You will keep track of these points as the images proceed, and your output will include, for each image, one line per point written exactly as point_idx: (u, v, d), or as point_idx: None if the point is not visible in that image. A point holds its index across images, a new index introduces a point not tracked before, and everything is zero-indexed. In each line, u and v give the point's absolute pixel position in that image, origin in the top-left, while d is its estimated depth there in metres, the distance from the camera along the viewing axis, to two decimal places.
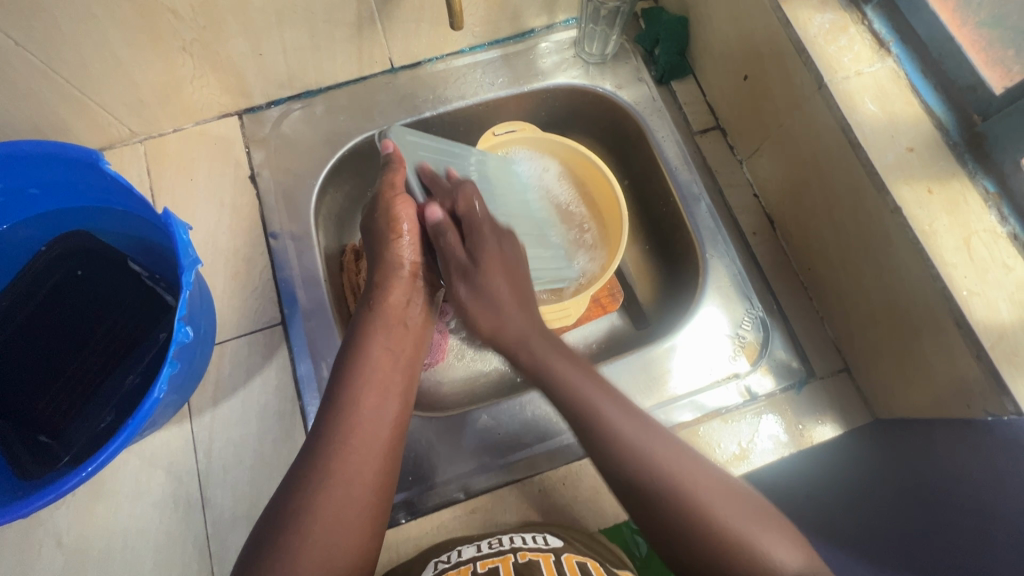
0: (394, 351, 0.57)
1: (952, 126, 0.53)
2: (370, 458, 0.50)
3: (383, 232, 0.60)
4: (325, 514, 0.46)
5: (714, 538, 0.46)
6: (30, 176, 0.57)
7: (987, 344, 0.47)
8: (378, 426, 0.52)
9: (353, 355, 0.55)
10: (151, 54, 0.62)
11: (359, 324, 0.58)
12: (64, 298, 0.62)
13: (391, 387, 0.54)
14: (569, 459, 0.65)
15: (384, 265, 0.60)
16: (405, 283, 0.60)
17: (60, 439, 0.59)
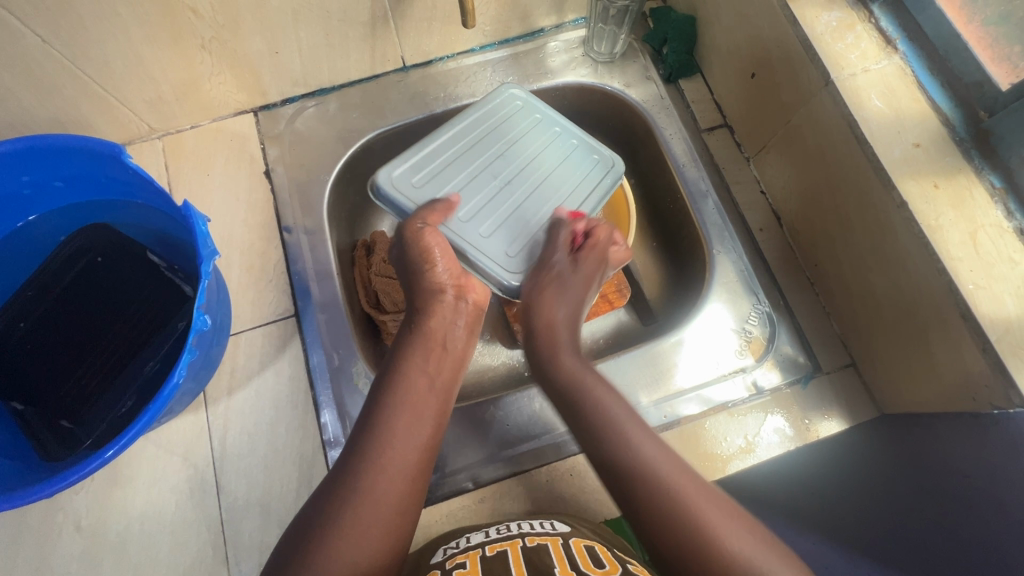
0: (432, 377, 0.56)
1: (958, 122, 0.54)
2: (398, 481, 0.49)
3: (416, 260, 0.59)
4: (349, 536, 0.45)
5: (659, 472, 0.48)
6: (54, 168, 0.59)
7: (992, 337, 0.48)
8: (411, 449, 0.51)
9: (391, 375, 0.55)
10: (171, 51, 0.64)
11: (399, 346, 0.59)
12: (85, 288, 0.64)
13: (427, 411, 0.54)
14: None
15: (425, 290, 0.60)
16: (445, 305, 0.60)
17: (81, 424, 0.60)
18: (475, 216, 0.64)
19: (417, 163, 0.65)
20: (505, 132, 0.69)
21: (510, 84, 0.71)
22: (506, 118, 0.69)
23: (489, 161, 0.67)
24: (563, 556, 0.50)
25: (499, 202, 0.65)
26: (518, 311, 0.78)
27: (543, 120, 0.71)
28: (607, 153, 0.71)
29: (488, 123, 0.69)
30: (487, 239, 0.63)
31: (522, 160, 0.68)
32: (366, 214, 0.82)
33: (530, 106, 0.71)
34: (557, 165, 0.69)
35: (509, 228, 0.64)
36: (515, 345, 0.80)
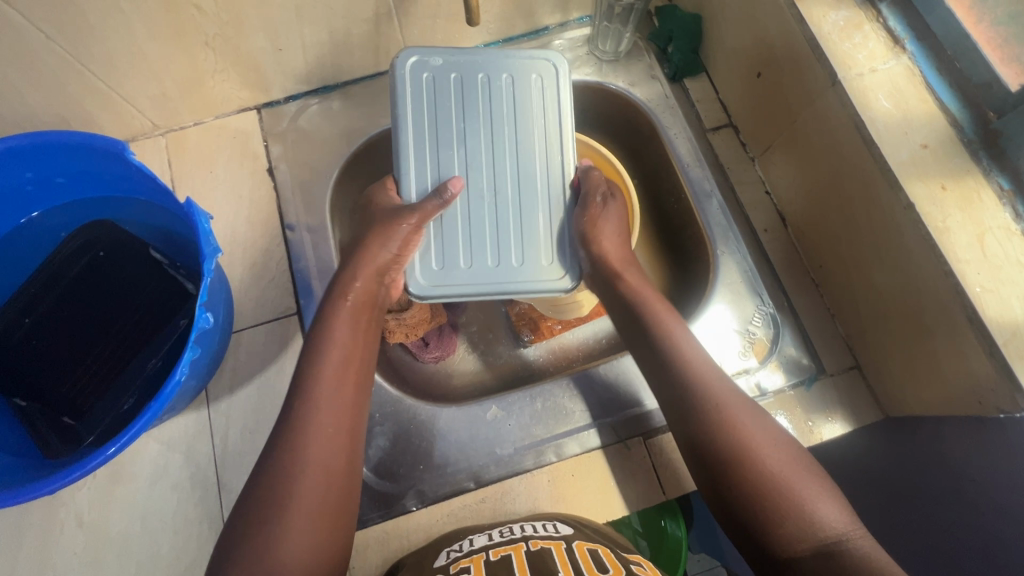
0: (357, 343, 0.56)
1: (967, 123, 0.53)
2: (330, 451, 0.49)
3: (379, 243, 0.57)
4: (296, 509, 0.46)
5: (765, 464, 0.50)
6: (57, 164, 0.59)
7: (999, 341, 0.47)
8: (337, 420, 0.51)
9: (315, 344, 0.54)
10: (174, 48, 0.64)
11: (323, 314, 0.56)
12: (87, 284, 0.64)
13: (350, 374, 0.54)
14: (612, 441, 0.66)
15: (359, 263, 0.58)
16: (371, 281, 0.58)
17: (83, 421, 0.61)
18: (500, 250, 0.60)
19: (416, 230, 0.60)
20: (442, 124, 0.62)
21: (405, 50, 0.62)
22: (434, 106, 0.62)
23: (460, 171, 0.61)
24: (568, 561, 0.49)
25: (510, 210, 0.61)
26: (520, 310, 0.79)
27: (468, 79, 0.63)
28: (541, 58, 0.64)
29: (434, 126, 0.61)
30: (529, 253, 0.60)
31: (485, 134, 0.62)
32: None
33: (455, 70, 0.63)
34: (512, 113, 0.63)
35: (533, 222, 0.61)
36: (517, 344, 0.80)
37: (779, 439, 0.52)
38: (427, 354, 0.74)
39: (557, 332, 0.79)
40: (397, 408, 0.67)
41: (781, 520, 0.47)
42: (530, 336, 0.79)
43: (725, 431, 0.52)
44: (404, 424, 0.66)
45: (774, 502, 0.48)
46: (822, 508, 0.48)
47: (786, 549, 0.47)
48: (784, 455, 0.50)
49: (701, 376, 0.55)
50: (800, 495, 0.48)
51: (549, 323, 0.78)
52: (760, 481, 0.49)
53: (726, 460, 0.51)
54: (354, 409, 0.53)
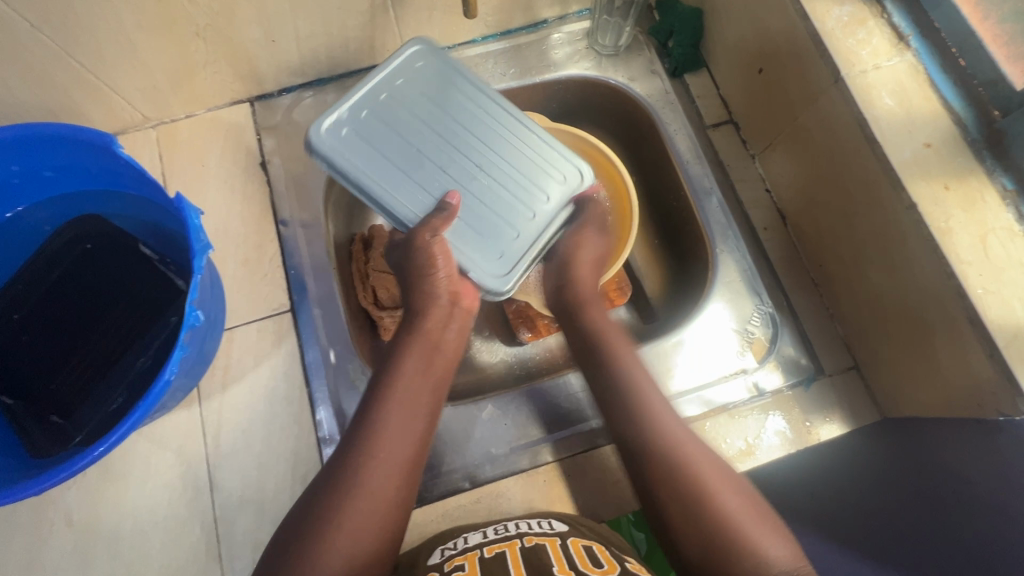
0: (426, 374, 0.56)
1: (971, 122, 0.52)
2: (392, 473, 0.50)
3: (419, 265, 0.57)
4: (350, 522, 0.47)
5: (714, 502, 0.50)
6: (44, 158, 0.58)
7: (1000, 343, 0.47)
8: (406, 442, 0.52)
9: (382, 374, 0.55)
10: (164, 39, 0.62)
11: (398, 345, 0.58)
12: (77, 279, 0.63)
13: (420, 408, 0.54)
14: (584, 447, 0.66)
15: (423, 292, 0.58)
16: (441, 309, 0.59)
17: (71, 419, 0.59)
18: (528, 201, 0.61)
19: (458, 241, 0.59)
20: (385, 153, 0.59)
21: (313, 121, 0.59)
22: (365, 148, 0.59)
23: (440, 182, 0.60)
24: (562, 557, 0.49)
25: (507, 173, 0.61)
26: (516, 307, 0.78)
27: (381, 99, 0.61)
28: (415, 46, 0.63)
29: (390, 155, 0.60)
30: (546, 189, 0.61)
31: (431, 138, 0.61)
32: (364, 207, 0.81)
33: (360, 101, 0.61)
34: (435, 107, 0.62)
35: (528, 167, 0.62)
36: (514, 341, 0.79)
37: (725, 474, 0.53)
38: None
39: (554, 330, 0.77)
40: None
41: (737, 567, 0.47)
42: (528, 334, 0.77)
43: (675, 471, 0.52)
44: None
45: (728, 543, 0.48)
46: (774, 548, 0.48)
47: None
48: (737, 498, 0.51)
49: (655, 413, 0.56)
50: (746, 533, 0.49)
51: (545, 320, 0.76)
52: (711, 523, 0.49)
53: (675, 503, 0.51)
54: (420, 438, 0.53)
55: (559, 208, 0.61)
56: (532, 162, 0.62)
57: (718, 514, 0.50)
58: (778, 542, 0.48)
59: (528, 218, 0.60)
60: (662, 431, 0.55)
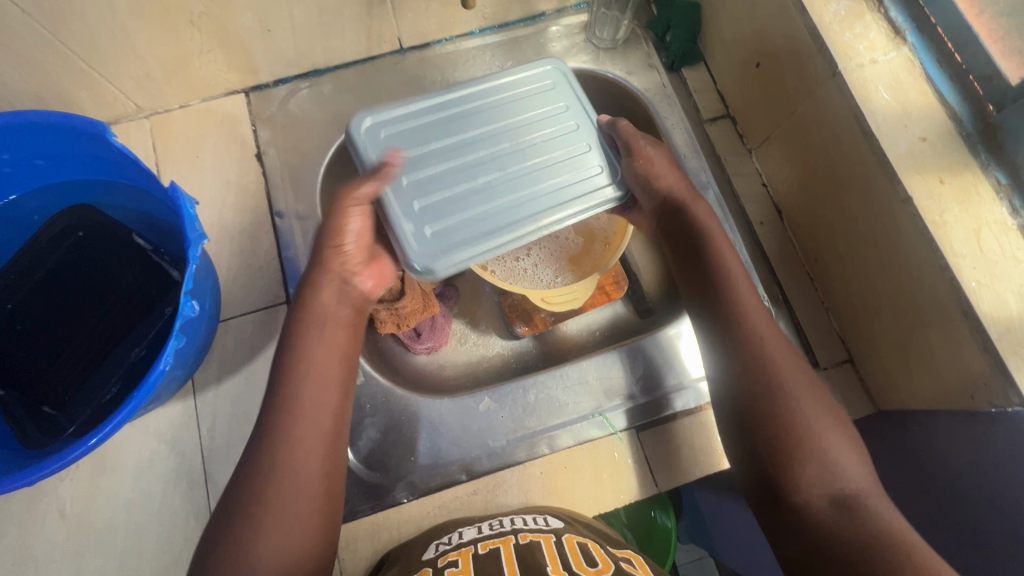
0: (335, 347, 0.56)
1: (966, 116, 0.53)
2: (316, 460, 0.51)
3: (328, 235, 0.56)
4: (279, 513, 0.48)
5: (806, 420, 0.51)
6: (36, 146, 0.57)
7: (993, 335, 0.47)
8: (318, 427, 0.52)
9: (290, 349, 0.54)
10: (158, 27, 0.62)
11: (292, 321, 0.56)
12: (69, 269, 0.62)
13: (330, 384, 0.54)
14: (632, 423, 0.67)
15: (321, 259, 0.57)
16: (333, 284, 0.57)
17: (64, 410, 0.59)
18: (554, 117, 0.61)
19: (567, 193, 0.58)
20: (448, 206, 0.56)
21: (405, 251, 0.54)
22: (438, 219, 0.56)
23: (512, 179, 0.58)
24: (557, 555, 0.49)
25: (540, 132, 0.60)
26: (514, 301, 0.77)
27: (410, 172, 0.57)
28: (364, 113, 0.59)
29: (462, 187, 0.57)
30: (557, 102, 0.62)
31: (466, 155, 0.59)
32: None
33: (398, 188, 0.56)
34: (437, 126, 0.60)
35: (524, 104, 0.62)
36: (512, 335, 0.79)
37: (826, 399, 0.53)
38: (419, 345, 0.74)
39: (550, 324, 0.77)
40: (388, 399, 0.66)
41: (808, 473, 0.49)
42: (523, 328, 0.77)
43: (769, 375, 0.53)
44: (395, 416, 0.65)
45: (806, 457, 0.50)
46: (846, 466, 0.50)
47: (801, 494, 0.49)
48: (824, 416, 0.52)
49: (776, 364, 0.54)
50: (829, 446, 0.50)
51: (542, 314, 0.76)
52: (790, 427, 0.51)
53: (760, 392, 0.53)
54: (335, 416, 0.53)
55: (578, 96, 0.62)
56: (517, 91, 0.62)
57: (807, 430, 0.51)
58: (854, 462, 0.50)
59: (572, 131, 0.61)
60: (771, 370, 0.53)
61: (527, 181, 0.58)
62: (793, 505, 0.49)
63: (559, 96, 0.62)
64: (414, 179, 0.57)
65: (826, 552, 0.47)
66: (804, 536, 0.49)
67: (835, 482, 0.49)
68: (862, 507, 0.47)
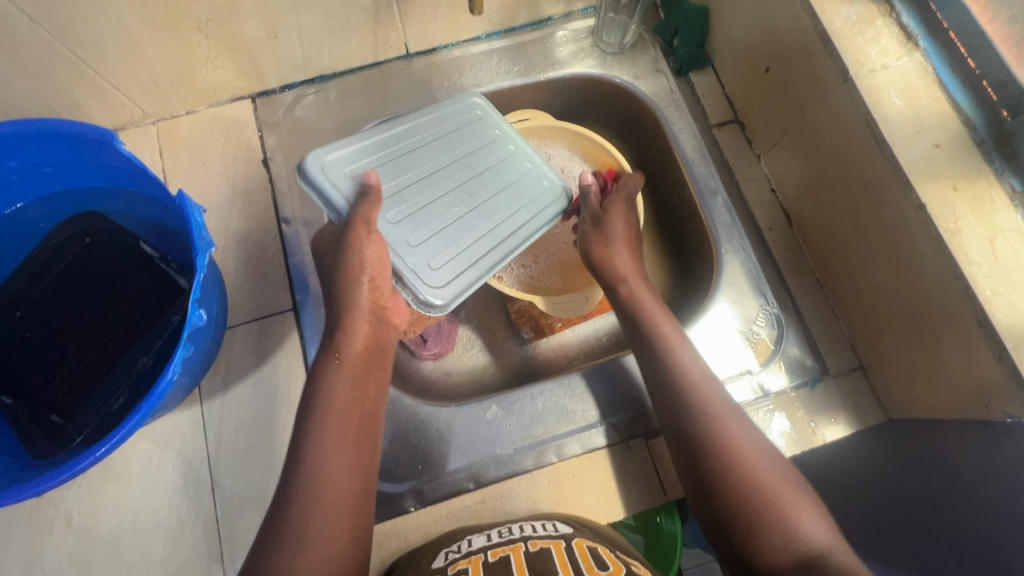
0: (358, 399, 0.55)
1: (980, 122, 0.52)
2: (339, 514, 0.49)
3: (348, 270, 0.55)
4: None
5: (759, 481, 0.51)
6: (44, 154, 0.57)
7: (1009, 345, 0.47)
8: (347, 480, 0.51)
9: (317, 404, 0.53)
10: (166, 34, 0.61)
11: (319, 368, 0.55)
12: (77, 276, 0.62)
13: (354, 439, 0.53)
14: (616, 440, 0.66)
15: (345, 306, 0.56)
16: (366, 323, 0.57)
17: (72, 419, 0.59)
18: (490, 144, 0.66)
19: (526, 206, 0.64)
20: (442, 234, 0.60)
21: (418, 293, 0.57)
22: (431, 252, 0.59)
23: (472, 210, 0.62)
24: (567, 560, 0.49)
25: (484, 164, 0.65)
26: (520, 307, 0.77)
27: (386, 218, 0.59)
28: (314, 165, 0.59)
29: (437, 229, 0.60)
30: (488, 130, 0.67)
31: (428, 197, 0.62)
32: None
33: (388, 236, 0.58)
34: (388, 177, 0.61)
35: (458, 139, 0.66)
36: (519, 340, 0.79)
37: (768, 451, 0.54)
38: (425, 351, 0.73)
39: (558, 329, 0.77)
40: (395, 407, 0.66)
41: (763, 528, 0.49)
42: (531, 333, 0.77)
43: (715, 441, 0.53)
44: (403, 423, 0.65)
45: (763, 519, 0.49)
46: (806, 521, 0.49)
47: (768, 560, 0.48)
48: (777, 472, 0.51)
49: (724, 426, 0.54)
50: (786, 509, 0.49)
51: (548, 321, 0.76)
52: (741, 491, 0.51)
53: (708, 461, 0.53)
54: (359, 467, 0.52)
55: (499, 121, 0.67)
56: (445, 126, 0.66)
57: (766, 494, 0.50)
58: (814, 519, 0.49)
59: (508, 153, 0.66)
60: (715, 422, 0.54)
61: (489, 206, 0.63)
62: (762, 570, 0.48)
63: (482, 124, 0.67)
64: (396, 228, 0.59)
65: None
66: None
67: (799, 546, 0.48)
68: (819, 569, 0.46)
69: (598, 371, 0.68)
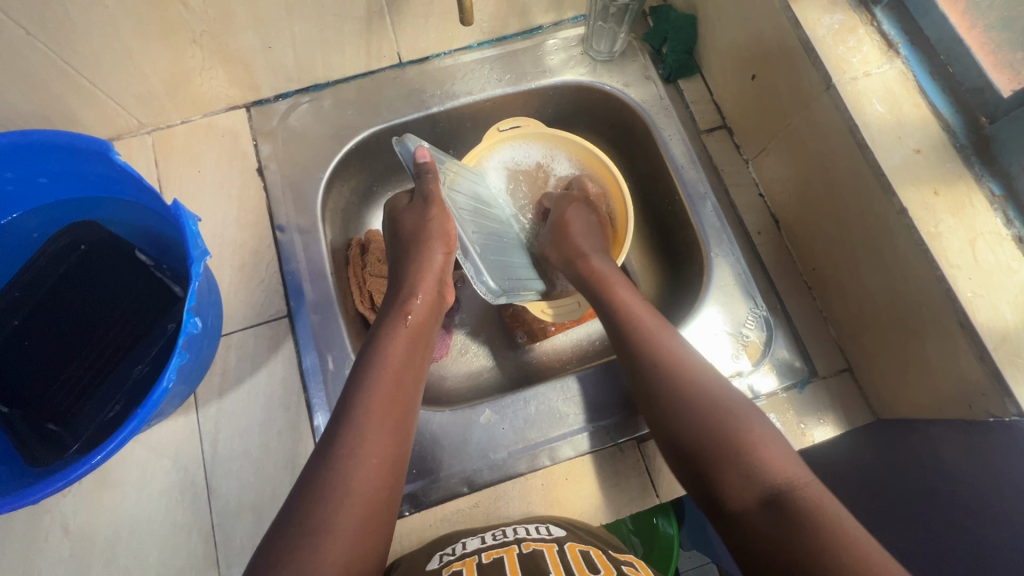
0: (414, 362, 0.57)
1: (959, 128, 0.53)
2: (384, 466, 0.49)
3: (426, 239, 0.61)
4: (342, 524, 0.44)
5: (721, 420, 0.51)
6: (40, 165, 0.58)
7: (989, 345, 0.48)
8: (398, 433, 0.51)
9: (375, 361, 0.54)
10: (161, 45, 0.62)
11: (381, 331, 0.58)
12: (73, 285, 0.63)
13: (406, 403, 0.54)
14: (607, 443, 0.66)
15: (419, 269, 0.61)
16: (432, 296, 0.62)
17: (68, 427, 0.59)
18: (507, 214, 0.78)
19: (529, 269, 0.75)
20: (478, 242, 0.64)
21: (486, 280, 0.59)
22: (490, 258, 0.63)
23: (505, 250, 0.70)
24: (559, 562, 0.49)
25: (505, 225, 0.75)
26: (514, 311, 0.80)
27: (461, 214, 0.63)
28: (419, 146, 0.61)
29: (490, 247, 0.66)
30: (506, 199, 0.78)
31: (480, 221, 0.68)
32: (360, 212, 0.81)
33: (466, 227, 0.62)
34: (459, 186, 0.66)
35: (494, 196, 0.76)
36: (514, 347, 0.80)
37: (734, 395, 0.54)
38: None
39: (552, 333, 0.79)
40: None
41: (730, 466, 0.48)
42: (525, 337, 0.80)
43: (681, 391, 0.54)
44: None
45: (726, 454, 0.49)
46: (774, 457, 0.48)
47: (735, 497, 0.47)
48: (742, 411, 0.52)
49: (685, 374, 0.56)
50: (750, 442, 0.49)
51: (541, 325, 0.79)
52: (706, 430, 0.51)
53: (670, 408, 0.54)
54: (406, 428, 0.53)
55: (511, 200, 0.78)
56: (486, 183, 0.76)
57: (728, 428, 0.50)
58: (783, 456, 0.48)
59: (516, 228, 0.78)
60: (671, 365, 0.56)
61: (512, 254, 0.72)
62: (731, 510, 0.47)
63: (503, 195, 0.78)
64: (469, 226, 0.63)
65: (756, 548, 0.44)
66: (750, 552, 0.45)
67: (765, 478, 0.47)
68: (786, 499, 0.45)
69: (595, 373, 0.68)
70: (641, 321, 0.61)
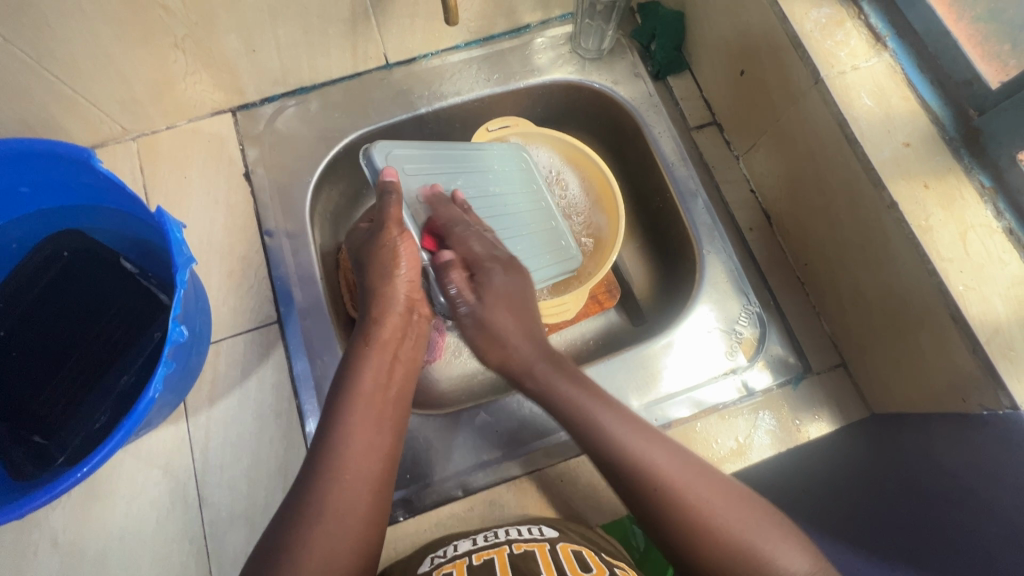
0: (387, 384, 0.56)
1: (948, 121, 0.53)
2: (362, 491, 0.50)
3: (381, 264, 0.59)
4: (317, 548, 0.46)
5: (728, 533, 0.47)
6: (21, 174, 0.57)
7: (982, 338, 0.47)
8: (371, 458, 0.51)
9: (349, 383, 0.55)
10: (143, 50, 0.62)
11: (353, 354, 0.57)
12: (57, 296, 0.62)
13: (382, 421, 0.54)
14: None
15: (380, 298, 0.59)
16: (400, 316, 0.60)
17: (54, 439, 0.59)
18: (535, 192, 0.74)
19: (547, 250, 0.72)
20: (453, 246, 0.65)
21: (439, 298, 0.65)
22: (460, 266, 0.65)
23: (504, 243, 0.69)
24: (551, 562, 0.49)
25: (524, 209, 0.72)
26: None
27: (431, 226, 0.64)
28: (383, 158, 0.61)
29: None
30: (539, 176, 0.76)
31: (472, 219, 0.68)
32: (350, 214, 0.81)
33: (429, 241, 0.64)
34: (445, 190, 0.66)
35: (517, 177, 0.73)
36: None
37: (719, 487, 0.49)
38: None
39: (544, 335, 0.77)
40: None
41: (732, 571, 0.46)
42: None
43: (672, 500, 0.48)
44: None
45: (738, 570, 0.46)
46: (783, 559, 0.45)
47: None
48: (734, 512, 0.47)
49: (669, 476, 0.49)
50: (755, 542, 0.46)
51: None
52: (706, 546, 0.46)
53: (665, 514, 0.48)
54: (385, 450, 0.53)
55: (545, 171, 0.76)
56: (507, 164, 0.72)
57: (729, 543, 0.46)
58: (791, 549, 0.46)
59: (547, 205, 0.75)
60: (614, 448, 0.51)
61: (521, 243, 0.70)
62: None
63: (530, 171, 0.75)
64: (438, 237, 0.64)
65: None
66: None
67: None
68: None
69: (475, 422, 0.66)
70: (595, 399, 0.55)
